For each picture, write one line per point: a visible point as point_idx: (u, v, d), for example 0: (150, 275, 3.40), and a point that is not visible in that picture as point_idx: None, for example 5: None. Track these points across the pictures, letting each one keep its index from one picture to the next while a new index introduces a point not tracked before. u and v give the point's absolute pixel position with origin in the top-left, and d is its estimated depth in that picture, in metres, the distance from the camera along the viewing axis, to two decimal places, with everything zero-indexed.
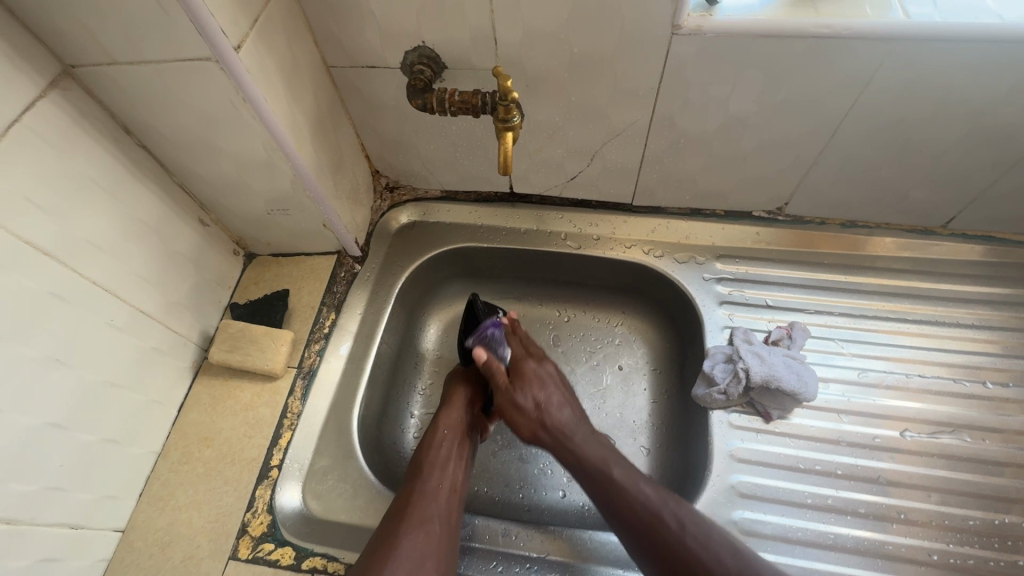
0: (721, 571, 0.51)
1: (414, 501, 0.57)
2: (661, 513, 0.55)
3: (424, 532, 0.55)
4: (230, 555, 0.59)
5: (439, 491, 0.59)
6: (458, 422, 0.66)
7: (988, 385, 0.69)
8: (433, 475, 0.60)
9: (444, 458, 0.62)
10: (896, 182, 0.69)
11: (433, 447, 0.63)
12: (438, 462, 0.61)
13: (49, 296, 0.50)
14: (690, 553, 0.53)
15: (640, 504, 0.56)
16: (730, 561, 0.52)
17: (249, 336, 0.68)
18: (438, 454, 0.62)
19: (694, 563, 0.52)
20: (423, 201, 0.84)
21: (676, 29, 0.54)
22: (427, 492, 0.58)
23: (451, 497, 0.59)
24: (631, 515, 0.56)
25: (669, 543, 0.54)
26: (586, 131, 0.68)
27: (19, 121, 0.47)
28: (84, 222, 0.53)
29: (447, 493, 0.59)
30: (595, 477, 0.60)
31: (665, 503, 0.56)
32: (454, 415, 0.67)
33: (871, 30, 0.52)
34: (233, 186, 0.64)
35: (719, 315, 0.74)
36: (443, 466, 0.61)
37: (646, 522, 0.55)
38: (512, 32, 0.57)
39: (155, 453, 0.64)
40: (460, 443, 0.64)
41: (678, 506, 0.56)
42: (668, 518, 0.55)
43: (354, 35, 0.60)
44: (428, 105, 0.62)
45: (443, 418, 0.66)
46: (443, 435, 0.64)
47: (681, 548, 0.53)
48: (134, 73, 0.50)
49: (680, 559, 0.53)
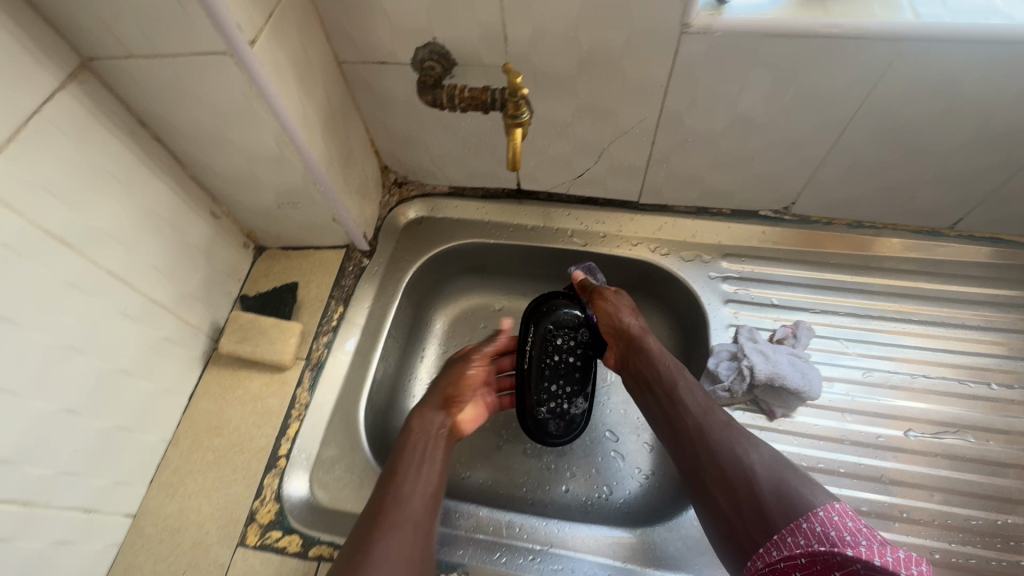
0: (761, 464, 0.51)
1: (388, 505, 0.55)
2: (712, 411, 0.57)
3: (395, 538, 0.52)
4: (239, 542, 0.60)
5: (414, 494, 0.56)
6: (431, 424, 0.64)
7: (993, 386, 0.69)
8: (407, 478, 0.58)
9: (419, 461, 0.60)
10: (904, 182, 0.69)
11: (408, 449, 0.61)
12: (411, 465, 0.59)
13: (66, 285, 0.51)
14: (733, 442, 0.53)
15: (698, 401, 0.58)
16: (771, 456, 0.52)
17: (259, 328, 0.69)
18: (411, 456, 0.60)
19: (736, 452, 0.52)
20: (431, 196, 0.84)
21: (684, 27, 0.54)
22: (401, 496, 0.56)
23: (426, 503, 0.57)
24: (686, 408, 0.58)
25: (715, 432, 0.55)
26: (594, 129, 0.69)
27: (38, 112, 0.48)
28: (100, 212, 0.54)
29: (421, 498, 0.57)
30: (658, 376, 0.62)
31: (713, 404, 0.58)
32: (431, 416, 0.65)
33: (881, 29, 0.52)
34: (244, 179, 0.65)
35: (724, 314, 0.75)
36: (417, 468, 0.59)
37: (700, 412, 0.57)
38: (522, 29, 0.58)
39: (166, 441, 0.65)
40: (433, 451, 0.62)
41: (726, 411, 0.58)
42: (719, 414, 0.57)
43: (366, 31, 0.61)
44: (438, 101, 0.63)
45: (414, 422, 0.64)
46: (415, 438, 0.62)
47: (725, 436, 0.54)
48: (150, 66, 0.51)
49: (723, 448, 0.53)
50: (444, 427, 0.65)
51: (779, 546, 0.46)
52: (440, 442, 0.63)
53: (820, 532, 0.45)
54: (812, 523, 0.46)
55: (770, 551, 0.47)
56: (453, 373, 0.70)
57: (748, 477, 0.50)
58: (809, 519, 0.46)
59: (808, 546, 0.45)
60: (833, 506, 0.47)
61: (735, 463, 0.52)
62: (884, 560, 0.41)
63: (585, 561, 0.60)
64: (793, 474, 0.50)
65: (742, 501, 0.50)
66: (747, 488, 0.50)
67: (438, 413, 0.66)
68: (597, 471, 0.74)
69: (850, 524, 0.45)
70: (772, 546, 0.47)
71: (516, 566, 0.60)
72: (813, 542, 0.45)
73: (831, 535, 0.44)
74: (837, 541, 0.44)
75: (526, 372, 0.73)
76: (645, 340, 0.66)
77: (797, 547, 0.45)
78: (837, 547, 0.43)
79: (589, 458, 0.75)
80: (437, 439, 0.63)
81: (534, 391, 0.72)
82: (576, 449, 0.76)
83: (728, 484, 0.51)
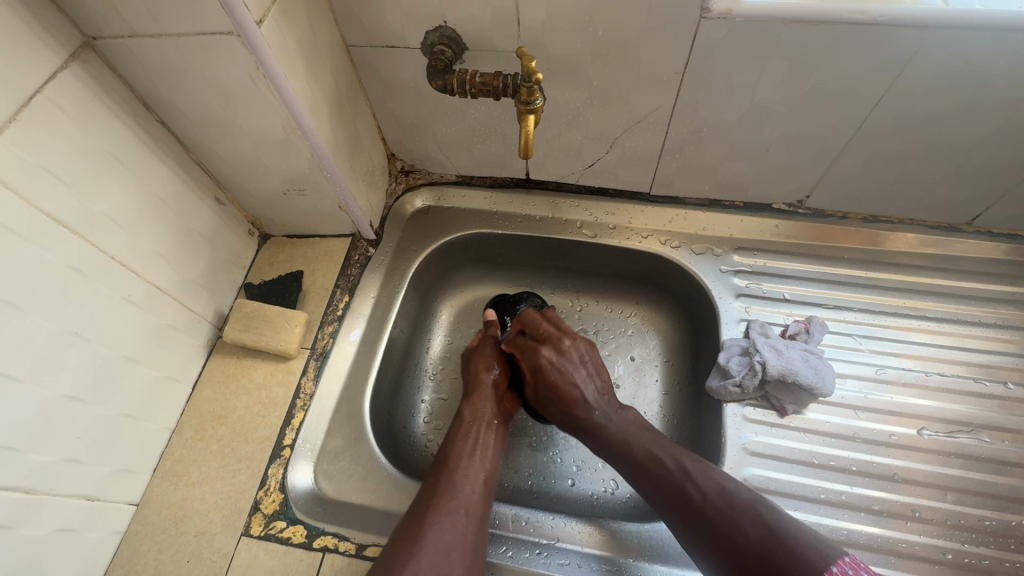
0: (748, 542, 0.50)
1: (441, 490, 0.57)
2: (686, 480, 0.56)
3: (449, 520, 0.54)
4: (243, 531, 0.59)
5: (467, 479, 0.59)
6: (483, 410, 0.66)
7: (1008, 385, 0.68)
8: (458, 463, 0.60)
9: (470, 448, 0.62)
10: (922, 176, 0.67)
11: (458, 438, 0.63)
12: (463, 451, 0.62)
13: (69, 270, 0.50)
14: (715, 525, 0.52)
15: (666, 484, 0.56)
16: (756, 530, 0.50)
17: (264, 316, 0.68)
18: (463, 444, 0.62)
19: (725, 533, 0.51)
20: (439, 185, 0.83)
21: (704, 12, 0.53)
22: (454, 481, 0.58)
23: (478, 488, 0.59)
24: (660, 496, 0.57)
25: (694, 515, 0.54)
26: (606, 118, 0.67)
27: (40, 92, 0.46)
28: (102, 197, 0.53)
29: (473, 483, 0.59)
30: (623, 455, 0.61)
31: (686, 475, 0.56)
32: (482, 404, 0.67)
33: (907, 17, 0.50)
34: (250, 165, 0.64)
35: (735, 308, 0.73)
36: (469, 454, 0.61)
37: (670, 499, 0.56)
38: (536, 14, 0.56)
39: (170, 430, 0.64)
40: (482, 434, 0.64)
41: (702, 475, 0.56)
42: (694, 484, 0.55)
43: (375, 14, 0.60)
44: (448, 86, 0.61)
45: (466, 410, 0.66)
46: (468, 425, 0.64)
47: (705, 519, 0.53)
48: (156, 46, 0.49)
49: (712, 526, 0.52)
50: (495, 412, 0.67)
51: None
52: (491, 428, 0.65)
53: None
54: None
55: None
56: (481, 361, 0.71)
57: (740, 560, 0.50)
58: None
59: None
60: (835, 571, 0.46)
61: (723, 548, 0.51)
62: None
63: (592, 556, 0.60)
64: (780, 547, 0.48)
65: None
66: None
67: (490, 395, 0.68)
68: (602, 464, 0.74)
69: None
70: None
71: (522, 560, 0.59)
72: None
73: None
74: None
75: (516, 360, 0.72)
76: (590, 434, 0.64)
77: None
78: None
79: (595, 452, 0.75)
80: (488, 426, 0.65)
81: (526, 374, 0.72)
82: (582, 443, 0.75)
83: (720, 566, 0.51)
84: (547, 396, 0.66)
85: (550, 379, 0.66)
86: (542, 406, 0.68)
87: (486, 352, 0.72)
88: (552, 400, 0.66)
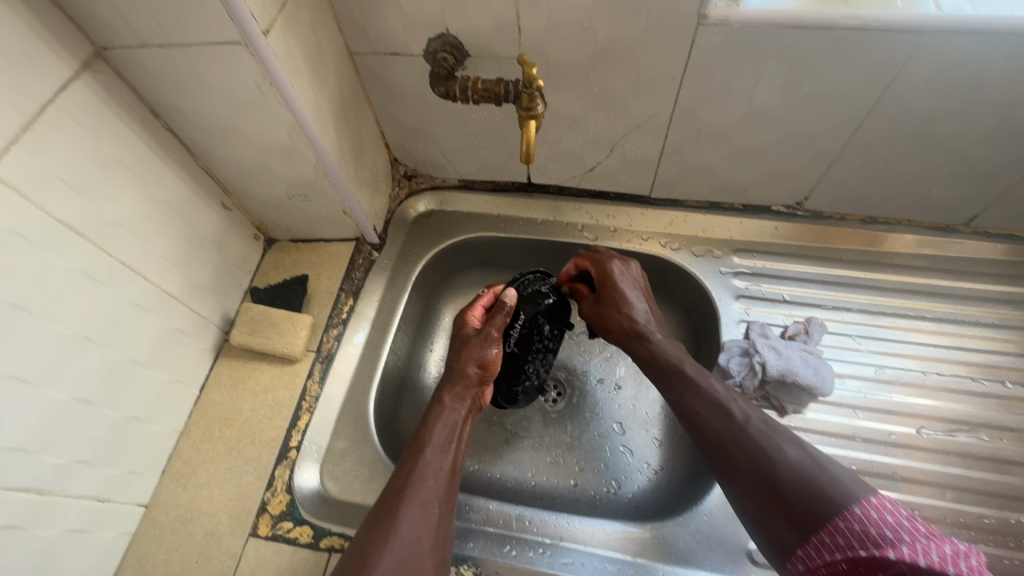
0: (786, 464, 0.47)
1: (414, 477, 0.55)
2: (731, 404, 0.54)
3: (421, 514, 0.52)
4: (250, 532, 0.60)
5: (435, 471, 0.56)
6: (463, 401, 0.63)
7: (1007, 384, 0.69)
8: (431, 455, 0.57)
9: (445, 440, 0.59)
10: (919, 178, 0.68)
11: (434, 426, 0.60)
12: (439, 441, 0.59)
13: (81, 276, 0.51)
14: (754, 443, 0.50)
15: (712, 402, 0.54)
16: (796, 455, 0.48)
17: (269, 320, 0.69)
18: (438, 433, 0.60)
19: (764, 452, 0.49)
20: (441, 189, 0.84)
21: (701, 19, 0.54)
22: (424, 471, 0.56)
23: (449, 481, 0.57)
24: (698, 412, 0.55)
25: (732, 434, 0.51)
26: (607, 122, 0.68)
27: (52, 101, 0.48)
28: (112, 204, 0.54)
29: (442, 475, 0.56)
30: (669, 376, 0.59)
31: (732, 399, 0.54)
32: (461, 394, 0.63)
33: (902, 21, 0.51)
34: (257, 171, 0.65)
35: (735, 310, 0.74)
36: (443, 448, 0.59)
37: (711, 415, 0.53)
38: (537, 22, 0.57)
39: (178, 432, 0.65)
40: (458, 427, 0.61)
41: (745, 405, 0.54)
42: (739, 408, 0.53)
43: (378, 22, 0.61)
44: (451, 93, 0.63)
45: (448, 396, 0.63)
46: (446, 417, 0.61)
47: (743, 438, 0.50)
48: (164, 56, 0.50)
49: (752, 450, 0.49)
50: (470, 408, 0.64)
51: (820, 549, 0.42)
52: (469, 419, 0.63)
53: (874, 518, 0.40)
54: (850, 522, 0.41)
55: (809, 553, 0.42)
56: (472, 356, 0.65)
57: (777, 476, 0.47)
58: (847, 518, 0.41)
59: (862, 532, 0.40)
60: (871, 501, 0.42)
61: (758, 467, 0.48)
62: (928, 561, 0.36)
63: (594, 554, 0.60)
64: (823, 474, 0.46)
65: (766, 502, 0.46)
66: (768, 495, 0.46)
67: (471, 388, 0.64)
68: (605, 465, 0.74)
69: (890, 519, 0.40)
70: (811, 547, 0.42)
71: (525, 559, 0.60)
72: (869, 527, 0.40)
73: (871, 534, 0.39)
74: (882, 542, 0.39)
75: (513, 354, 0.67)
76: (641, 340, 0.63)
77: (835, 549, 0.41)
78: (880, 550, 0.38)
79: (598, 452, 0.75)
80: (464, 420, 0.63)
81: (517, 370, 0.67)
82: (583, 444, 0.76)
83: (750, 489, 0.48)
84: (613, 301, 0.65)
85: (613, 287, 0.65)
86: (602, 320, 0.66)
87: (478, 342, 0.65)
88: (612, 308, 0.65)
